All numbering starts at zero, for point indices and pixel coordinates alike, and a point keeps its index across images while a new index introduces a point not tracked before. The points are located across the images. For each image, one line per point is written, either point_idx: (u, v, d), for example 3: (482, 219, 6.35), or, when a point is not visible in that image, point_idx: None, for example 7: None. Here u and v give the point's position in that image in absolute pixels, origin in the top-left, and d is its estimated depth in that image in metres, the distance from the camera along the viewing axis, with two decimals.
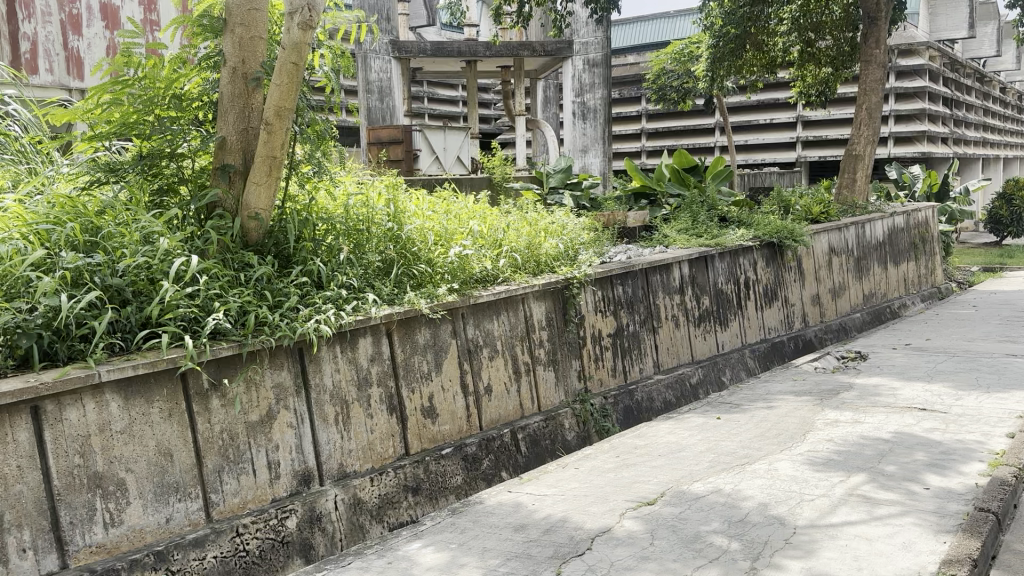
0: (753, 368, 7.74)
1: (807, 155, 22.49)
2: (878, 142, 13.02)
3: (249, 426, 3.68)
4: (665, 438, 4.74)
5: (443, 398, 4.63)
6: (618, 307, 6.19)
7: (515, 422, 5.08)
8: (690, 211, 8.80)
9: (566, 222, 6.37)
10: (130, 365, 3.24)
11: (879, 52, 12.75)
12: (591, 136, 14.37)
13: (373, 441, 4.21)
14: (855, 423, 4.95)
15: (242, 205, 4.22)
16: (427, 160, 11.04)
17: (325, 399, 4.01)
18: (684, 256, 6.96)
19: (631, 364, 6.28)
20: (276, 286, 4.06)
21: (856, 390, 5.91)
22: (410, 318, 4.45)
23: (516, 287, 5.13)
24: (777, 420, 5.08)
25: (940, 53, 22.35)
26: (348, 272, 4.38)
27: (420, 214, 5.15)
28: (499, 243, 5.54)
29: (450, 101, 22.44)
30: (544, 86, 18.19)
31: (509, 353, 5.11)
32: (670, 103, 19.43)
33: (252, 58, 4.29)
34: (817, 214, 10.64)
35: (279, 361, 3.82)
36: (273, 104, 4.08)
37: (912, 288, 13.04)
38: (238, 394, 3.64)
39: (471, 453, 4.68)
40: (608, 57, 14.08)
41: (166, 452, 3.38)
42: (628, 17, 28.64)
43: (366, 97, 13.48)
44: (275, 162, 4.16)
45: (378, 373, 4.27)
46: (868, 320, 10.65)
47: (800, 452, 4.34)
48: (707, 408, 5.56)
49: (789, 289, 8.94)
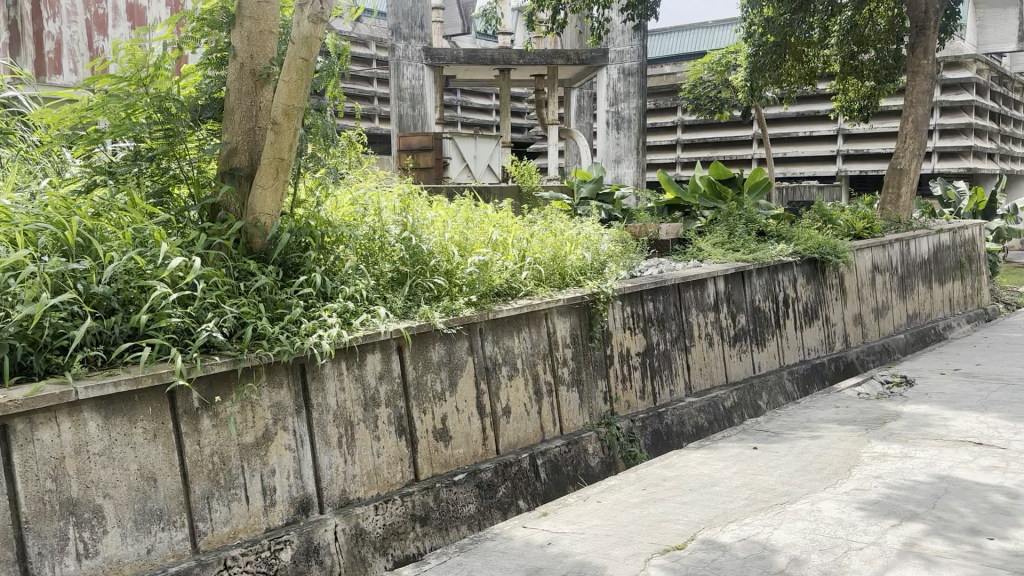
0: (791, 392, 7.34)
1: (847, 169, 21.94)
2: (924, 156, 12.51)
3: (243, 449, 3.40)
4: (696, 470, 4.38)
5: (457, 419, 4.32)
6: (648, 324, 5.84)
7: (535, 446, 4.74)
8: (726, 224, 8.42)
9: (593, 233, 6.03)
10: (111, 381, 2.98)
11: (927, 63, 12.23)
12: (625, 146, 13.99)
13: (380, 466, 3.91)
14: (906, 457, 4.55)
15: (247, 208, 3.96)
16: (458, 168, 10.82)
17: (328, 420, 3.72)
18: (720, 272, 6.59)
19: (661, 386, 5.92)
20: (279, 296, 3.77)
21: (904, 420, 5.50)
22: (424, 333, 4.16)
23: (539, 301, 4.82)
24: (820, 452, 4.70)
25: (988, 66, 21.66)
26: (358, 283, 4.08)
27: (437, 222, 4.86)
28: (521, 253, 5.22)
29: (482, 110, 22.29)
30: (579, 95, 17.89)
31: (529, 372, 4.79)
32: (707, 114, 19.02)
33: (261, 53, 4.04)
34: (860, 230, 10.20)
35: (278, 378, 3.53)
36: (281, 102, 3.81)
37: (958, 308, 12.49)
38: (232, 414, 3.36)
39: (486, 480, 4.36)
40: (644, 66, 13.75)
41: (149, 477, 3.11)
42: (665, 27, 28.31)
43: (398, 104, 13.26)
44: (283, 164, 3.89)
45: (386, 393, 3.97)
46: (912, 341, 10.17)
47: (846, 491, 3.96)
48: (743, 436, 5.18)
49: (830, 308, 8.51)
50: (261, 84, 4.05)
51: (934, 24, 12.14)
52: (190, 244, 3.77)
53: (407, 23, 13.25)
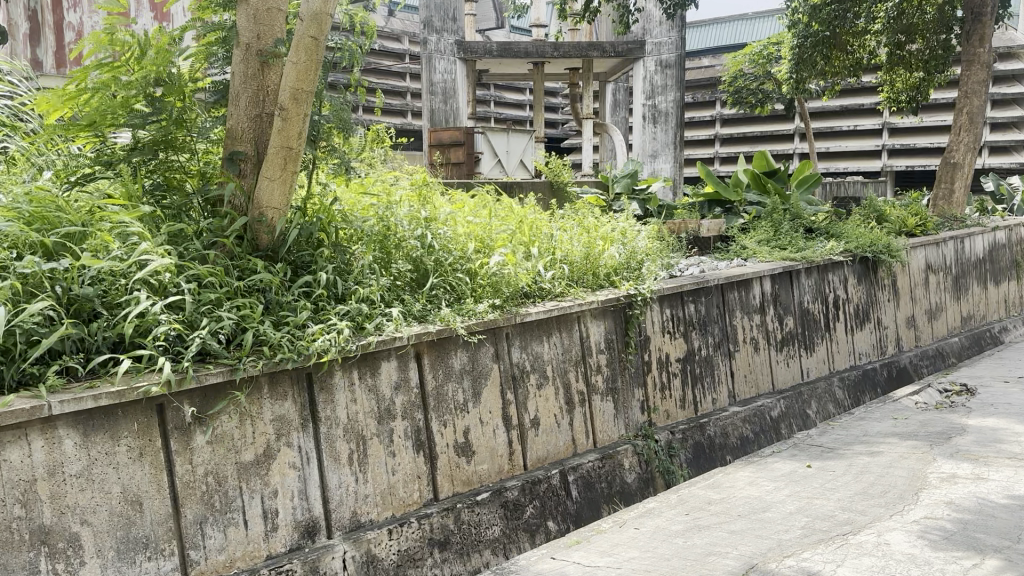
0: (842, 401, 6.88)
1: (893, 164, 21.32)
2: (980, 150, 11.85)
3: (241, 468, 3.07)
4: (744, 493, 3.97)
5: (480, 432, 3.95)
6: (689, 328, 5.43)
7: (566, 461, 4.36)
8: (771, 221, 7.96)
9: (629, 229, 5.62)
10: (90, 395, 2.67)
11: (983, 51, 11.64)
12: (661, 141, 13.53)
13: (395, 485, 3.56)
14: (978, 479, 4.10)
15: (252, 201, 3.64)
16: (489, 163, 10.50)
17: (338, 435, 3.37)
18: (766, 271, 6.16)
19: (703, 394, 5.51)
20: (285, 298, 3.43)
21: (972, 435, 5.01)
22: (444, 339, 3.80)
23: (572, 304, 4.44)
24: (882, 472, 4.25)
25: None
26: (373, 283, 3.75)
27: (457, 216, 4.51)
28: (551, 251, 4.84)
29: (516, 105, 22.08)
30: (614, 89, 17.49)
31: (560, 380, 4.41)
32: (748, 106, 18.54)
33: (268, 32, 3.74)
34: (913, 227, 9.68)
35: (281, 390, 3.20)
36: (289, 86, 3.48)
37: (1015, 310, 11.86)
38: (229, 429, 3.03)
39: (512, 500, 3.97)
40: (682, 58, 13.16)
41: (134, 501, 2.79)
42: (705, 19, 27.86)
43: (429, 98, 12.85)
44: (291, 154, 3.56)
45: (403, 405, 3.61)
46: (967, 345, 9.61)
47: (915, 520, 3.51)
48: (795, 452, 4.76)
49: (882, 310, 8.01)
50: (269, 67, 3.75)
51: (990, 11, 11.54)
52: (186, 241, 3.46)
53: (439, 15, 12.82)
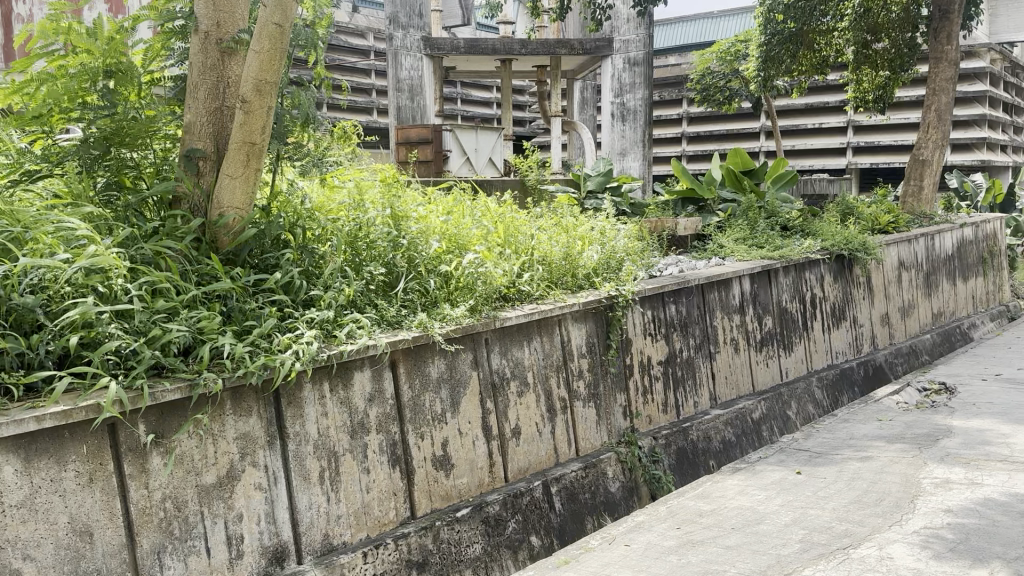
0: (821, 401, 6.78)
1: (858, 162, 21.45)
2: (948, 146, 11.87)
3: (203, 491, 2.82)
4: (735, 503, 3.82)
5: (460, 444, 3.74)
6: (670, 330, 5.26)
7: (548, 472, 4.16)
8: (747, 219, 7.85)
9: (609, 227, 5.43)
10: (32, 417, 2.41)
11: (950, 49, 11.66)
12: (630, 138, 13.39)
13: (369, 503, 3.33)
14: (973, 484, 3.97)
15: (212, 201, 3.39)
16: (458, 162, 10.37)
17: (308, 452, 3.13)
18: (745, 270, 6.02)
19: (685, 398, 5.35)
20: (248, 305, 3.19)
21: (960, 437, 4.89)
22: (420, 346, 3.59)
23: (553, 306, 4.25)
24: (874, 478, 4.12)
25: (1002, 55, 21.08)
26: (342, 288, 3.52)
27: (431, 215, 4.29)
28: (529, 252, 4.64)
29: (483, 103, 21.90)
30: (582, 86, 17.34)
31: (541, 386, 4.21)
32: (715, 104, 18.51)
33: (229, 20, 3.50)
34: (885, 224, 9.63)
35: (246, 405, 2.96)
36: (251, 77, 3.24)
37: (982, 306, 11.91)
38: (189, 450, 2.79)
39: (494, 515, 3.77)
40: (650, 55, 13.02)
41: (84, 531, 2.54)
42: (671, 18, 27.92)
43: (396, 95, 12.55)
44: (254, 149, 3.32)
45: (377, 417, 3.39)
46: (939, 342, 9.60)
47: (915, 530, 3.37)
48: (782, 457, 4.62)
49: (858, 308, 7.94)
50: (230, 56, 3.51)
51: (957, 8, 11.54)
52: (138, 244, 3.21)
53: (405, 12, 12.44)
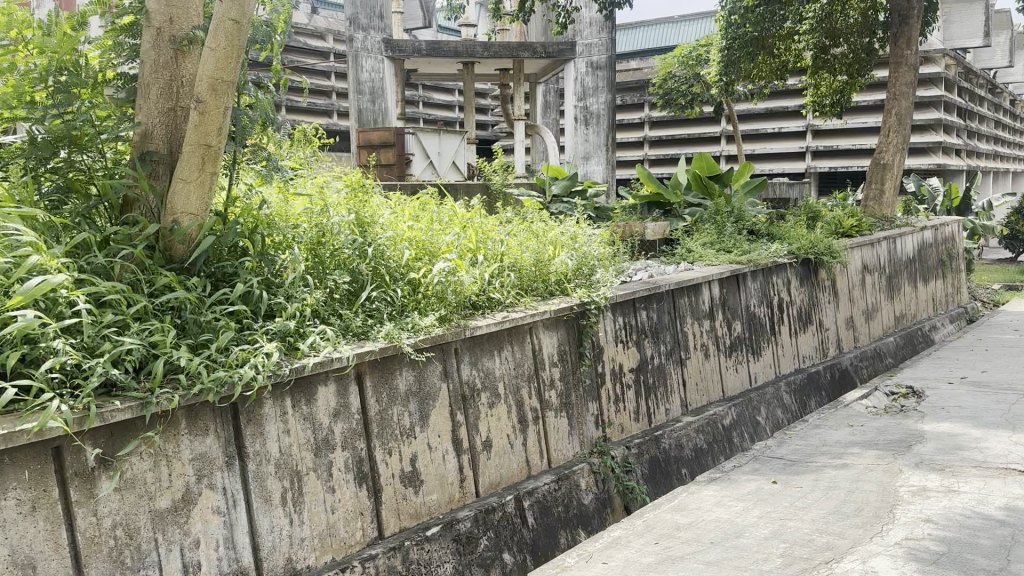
0: (789, 405, 6.74)
1: (817, 166, 21.70)
2: (908, 150, 12.00)
3: (157, 516, 2.64)
4: (712, 515, 3.72)
5: (429, 459, 3.59)
6: (642, 336, 5.17)
7: (520, 485, 4.03)
8: (715, 224, 7.81)
9: (580, 233, 5.33)
10: None
11: (910, 54, 11.79)
12: (594, 142, 13.34)
13: (334, 524, 3.17)
14: (950, 492, 3.93)
15: (166, 206, 3.21)
16: (422, 164, 10.16)
17: (269, 472, 2.97)
18: (715, 275, 5.96)
19: (657, 405, 5.26)
20: (204, 317, 3.01)
21: (933, 443, 4.87)
22: (388, 357, 3.43)
23: (524, 314, 4.12)
24: (852, 487, 4.05)
25: (956, 61, 21.51)
26: (305, 297, 3.36)
27: (398, 221, 4.13)
28: (499, 258, 4.51)
29: (446, 106, 21.76)
30: (545, 90, 17.27)
31: (512, 397, 4.08)
32: (677, 109, 18.59)
33: (183, 16, 3.33)
34: (849, 228, 9.55)
35: (202, 424, 2.78)
36: (206, 75, 3.07)
37: (941, 308, 12.06)
38: (141, 473, 2.61)
39: (465, 532, 3.61)
40: (613, 59, 12.98)
41: (26, 564, 2.34)
42: (632, 22, 28.11)
43: (357, 98, 12.36)
44: (210, 152, 3.15)
45: (343, 434, 3.23)
46: (902, 344, 9.67)
47: (898, 542, 3.30)
48: (757, 466, 4.55)
49: (823, 312, 7.94)
50: (184, 55, 3.33)
51: (916, 13, 11.67)
52: (86, 252, 3.02)
53: (365, 13, 12.36)
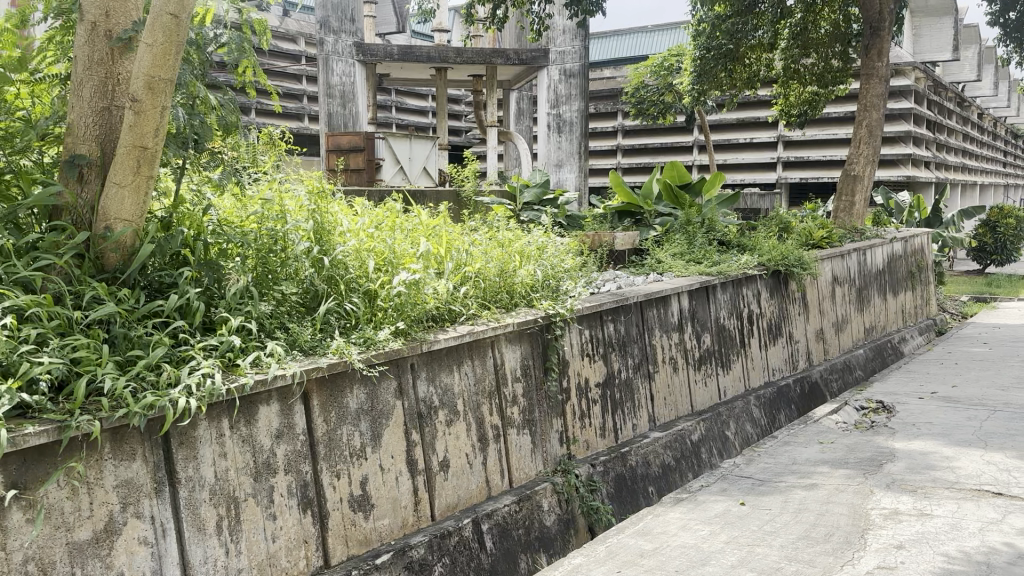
0: (759, 419, 6.61)
1: (787, 176, 21.81)
2: (879, 162, 11.98)
3: (75, 548, 2.43)
4: (677, 540, 3.57)
5: (380, 482, 3.40)
6: (608, 349, 5.01)
7: (479, 507, 3.84)
8: (686, 235, 7.69)
9: (546, 243, 5.17)
10: None
11: (881, 65, 11.77)
12: (566, 150, 13.18)
13: (275, 553, 2.97)
14: (923, 515, 3.81)
15: (98, 212, 3.00)
16: (391, 171, 9.91)
17: (204, 498, 2.76)
18: (684, 287, 5.83)
19: (623, 421, 5.10)
20: (136, 332, 2.80)
21: (904, 462, 4.76)
22: (338, 374, 3.23)
23: (486, 328, 3.95)
24: (822, 509, 3.92)
25: (925, 74, 21.71)
26: (249, 310, 3.16)
27: (355, 228, 3.94)
28: (461, 267, 4.33)
29: (419, 112, 21.59)
30: (517, 97, 17.14)
31: (472, 415, 3.90)
32: (650, 118, 18.56)
33: (120, 10, 3.12)
34: (819, 239, 9.57)
35: (128, 448, 2.57)
36: (142, 73, 2.86)
37: (910, 320, 12.05)
38: (58, 502, 2.39)
39: (418, 559, 3.41)
40: (587, 67, 12.90)
41: None
42: (605, 30, 28.15)
43: (327, 102, 12.11)
44: (146, 155, 2.94)
45: (286, 456, 3.03)
46: (872, 356, 9.61)
47: (869, 572, 3.17)
48: (725, 486, 4.40)
49: (794, 324, 7.84)
50: (121, 52, 3.12)
51: (888, 26, 11.65)
52: (6, 262, 2.80)
53: (336, 17, 12.01)
